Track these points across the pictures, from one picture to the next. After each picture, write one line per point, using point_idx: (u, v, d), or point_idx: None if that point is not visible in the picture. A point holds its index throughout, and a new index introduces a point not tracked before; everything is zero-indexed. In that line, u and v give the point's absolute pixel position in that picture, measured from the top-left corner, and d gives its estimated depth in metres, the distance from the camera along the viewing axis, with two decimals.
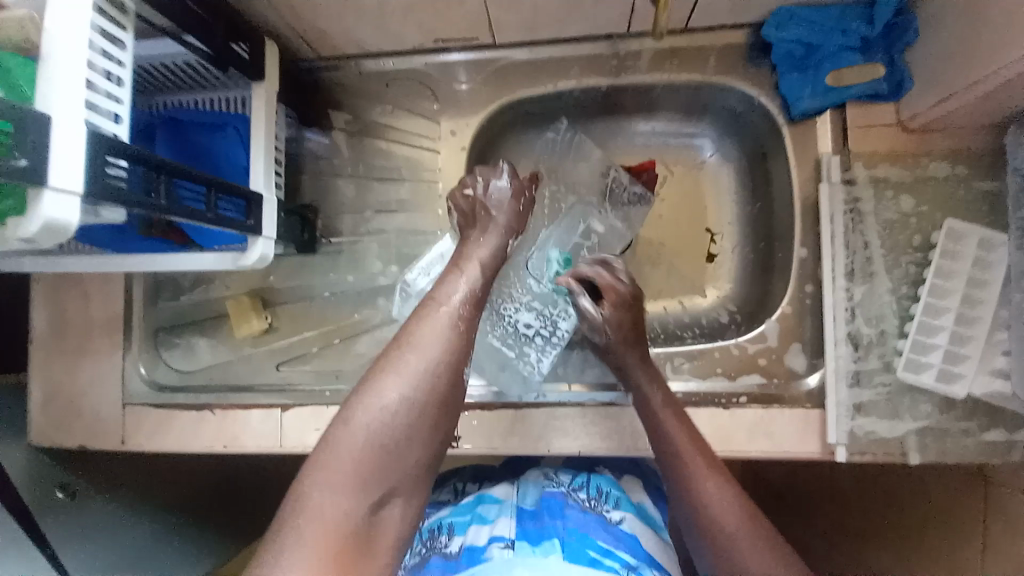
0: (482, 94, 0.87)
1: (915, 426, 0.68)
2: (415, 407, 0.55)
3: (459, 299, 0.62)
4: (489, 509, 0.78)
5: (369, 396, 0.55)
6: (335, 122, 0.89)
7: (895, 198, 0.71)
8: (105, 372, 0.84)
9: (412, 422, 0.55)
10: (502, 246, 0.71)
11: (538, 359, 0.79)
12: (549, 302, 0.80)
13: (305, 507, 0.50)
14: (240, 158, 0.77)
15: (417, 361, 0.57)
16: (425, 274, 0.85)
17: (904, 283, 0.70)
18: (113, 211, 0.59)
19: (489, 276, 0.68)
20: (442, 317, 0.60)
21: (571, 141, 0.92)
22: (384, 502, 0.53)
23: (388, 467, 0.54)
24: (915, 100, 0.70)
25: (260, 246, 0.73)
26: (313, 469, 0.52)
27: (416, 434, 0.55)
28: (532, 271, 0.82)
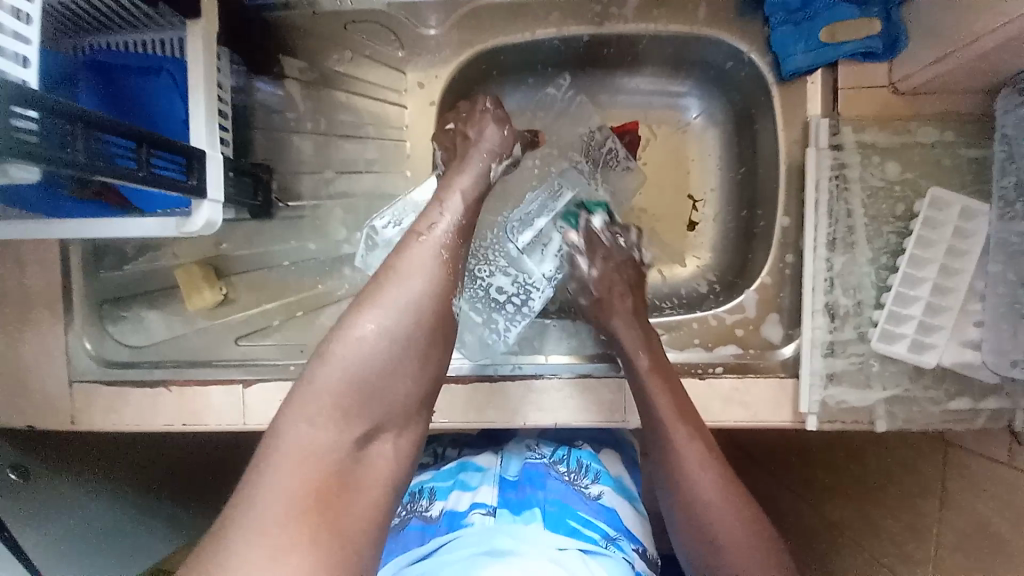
0: (452, 40, 0.79)
1: (884, 396, 0.69)
2: (398, 339, 0.50)
3: (441, 229, 0.57)
4: (471, 477, 0.77)
5: (347, 331, 0.50)
6: (287, 70, 0.80)
7: (881, 164, 0.69)
8: (48, 346, 0.78)
9: (395, 355, 0.50)
10: (485, 170, 0.66)
11: (506, 328, 0.75)
12: (524, 270, 0.76)
13: (282, 445, 0.46)
14: (177, 110, 0.68)
15: (400, 293, 0.52)
16: (396, 223, 0.76)
17: (884, 253, 0.69)
18: (22, 168, 0.52)
19: (474, 206, 0.62)
20: (425, 247, 0.55)
21: (574, 100, 0.86)
22: (370, 438, 0.49)
23: (372, 402, 0.49)
24: (908, 59, 0.67)
25: (206, 211, 0.65)
26: (289, 405, 0.48)
27: (402, 366, 0.51)
28: (510, 234, 0.77)
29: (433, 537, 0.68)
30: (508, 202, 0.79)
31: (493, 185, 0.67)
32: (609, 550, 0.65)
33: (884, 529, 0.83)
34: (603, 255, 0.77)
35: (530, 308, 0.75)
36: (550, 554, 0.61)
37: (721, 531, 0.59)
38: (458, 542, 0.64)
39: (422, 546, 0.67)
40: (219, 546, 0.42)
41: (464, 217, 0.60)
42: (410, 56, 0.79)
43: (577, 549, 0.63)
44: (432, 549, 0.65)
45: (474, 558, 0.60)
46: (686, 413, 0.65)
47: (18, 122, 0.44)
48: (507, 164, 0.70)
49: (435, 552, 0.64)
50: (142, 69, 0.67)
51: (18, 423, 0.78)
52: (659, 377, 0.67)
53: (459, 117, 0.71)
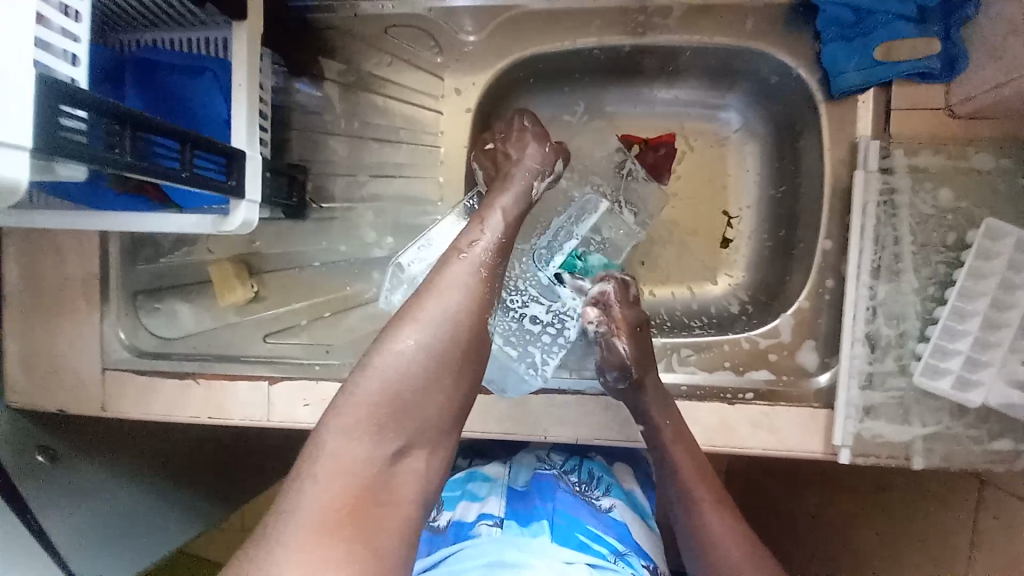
0: (491, 49, 0.78)
1: (923, 432, 0.66)
2: (436, 353, 0.50)
3: (482, 246, 0.58)
4: (480, 487, 0.77)
5: (385, 344, 0.50)
6: (326, 71, 0.79)
7: (933, 190, 0.66)
8: (84, 332, 0.80)
9: (432, 371, 0.50)
10: (527, 189, 0.67)
11: (544, 361, 0.73)
12: (557, 298, 0.75)
13: (320, 456, 0.47)
14: (220, 110, 0.68)
15: (436, 311, 0.52)
16: (421, 259, 0.75)
17: (931, 283, 0.66)
18: (69, 168, 0.52)
19: (513, 224, 0.63)
20: (463, 265, 0.55)
21: (588, 123, 0.86)
22: (403, 454, 0.49)
23: (407, 417, 0.49)
24: (968, 82, 0.64)
25: (243, 211, 0.66)
26: (328, 415, 0.49)
27: (439, 381, 0.50)
28: (539, 263, 0.75)
29: (440, 548, 0.68)
30: (537, 227, 0.79)
31: (535, 202, 0.68)
32: (616, 565, 0.65)
33: (902, 558, 0.80)
34: (626, 326, 0.71)
35: (565, 338, 0.74)
36: (557, 567, 0.61)
37: None
38: (464, 552, 0.65)
39: (429, 556, 0.67)
40: (260, 553, 0.43)
41: (502, 234, 0.60)
42: (449, 60, 0.78)
43: (585, 562, 0.62)
44: (440, 558, 0.66)
45: (484, 567, 0.60)
46: (729, 515, 0.63)
47: (67, 121, 0.45)
48: (549, 179, 0.71)
49: (442, 562, 0.65)
50: (188, 71, 0.67)
51: (50, 407, 0.80)
52: (680, 444, 0.67)
53: (497, 137, 0.73)
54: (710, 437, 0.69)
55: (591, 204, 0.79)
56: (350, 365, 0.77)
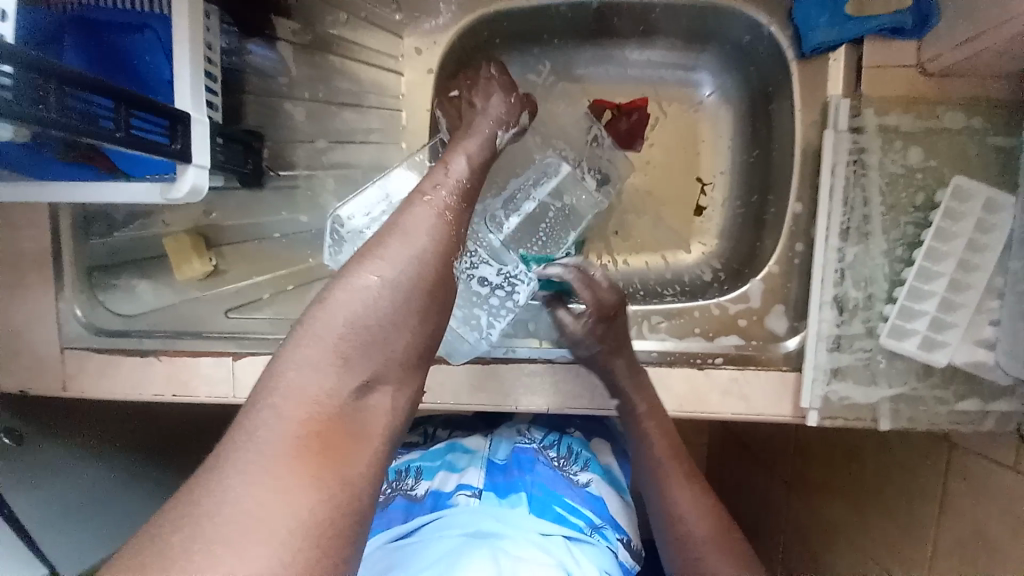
0: (456, 7, 0.74)
1: (890, 394, 0.66)
2: (402, 287, 0.48)
3: (445, 190, 0.56)
4: (460, 458, 0.76)
5: (348, 278, 0.48)
6: (280, 31, 0.75)
7: (903, 149, 0.65)
8: (38, 309, 0.77)
9: (399, 306, 0.48)
10: (491, 137, 0.65)
11: (489, 324, 0.69)
12: (507, 261, 0.69)
13: (280, 388, 0.44)
14: (162, 69, 0.64)
15: (404, 246, 0.50)
16: (366, 213, 0.71)
17: (899, 245, 0.65)
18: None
19: (479, 169, 0.62)
20: (429, 203, 0.54)
21: (555, 85, 0.83)
22: (369, 388, 0.46)
23: (372, 352, 0.47)
24: (939, 37, 0.62)
25: (192, 176, 0.62)
26: (288, 349, 0.45)
27: (406, 316, 0.48)
28: (492, 225, 0.71)
29: (417, 516, 0.68)
30: (494, 189, 0.77)
31: (498, 152, 0.66)
32: (592, 538, 0.65)
33: (872, 526, 0.81)
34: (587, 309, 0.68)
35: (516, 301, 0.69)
36: (535, 540, 0.62)
37: None
38: (441, 522, 0.65)
39: (405, 523, 0.67)
40: (211, 486, 0.39)
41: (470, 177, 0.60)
42: (409, 20, 0.75)
43: (561, 536, 0.63)
44: (416, 526, 0.65)
45: (462, 538, 0.61)
46: (699, 492, 0.65)
47: None
48: (515, 131, 0.70)
49: (419, 529, 0.65)
50: (129, 27, 0.63)
51: (7, 387, 0.78)
52: (655, 419, 0.68)
53: (464, 84, 0.72)
54: (680, 403, 0.69)
55: (552, 168, 0.77)
56: None
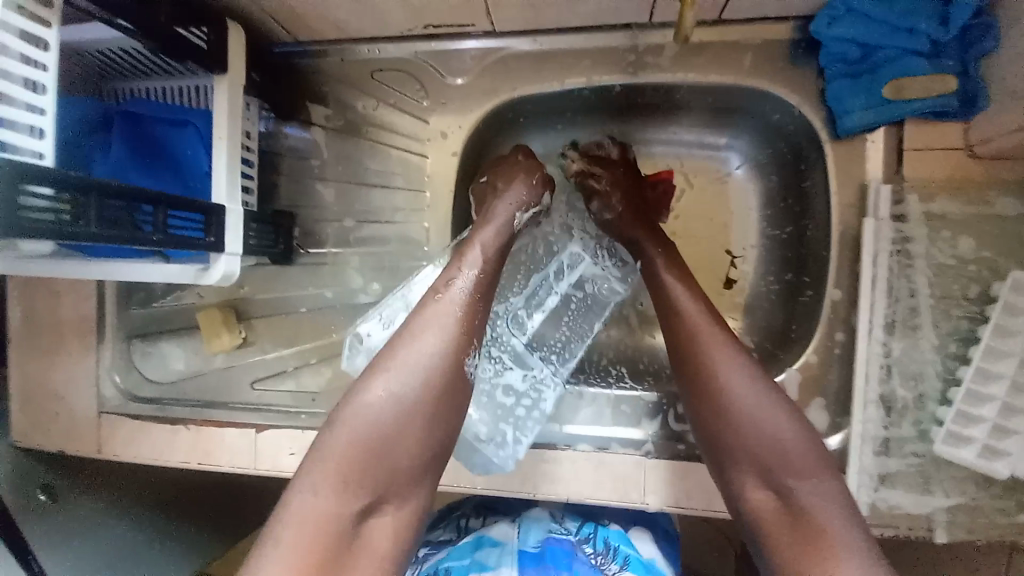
0: (479, 90, 0.75)
1: (947, 504, 0.60)
2: (403, 403, 0.53)
3: (459, 287, 0.59)
4: (489, 555, 0.69)
5: (355, 397, 0.53)
6: (314, 116, 0.78)
7: (952, 238, 0.61)
8: (79, 376, 0.81)
9: (402, 421, 0.52)
10: (509, 220, 0.66)
11: (515, 440, 0.67)
12: (532, 367, 0.71)
13: (289, 513, 0.49)
14: (199, 159, 0.67)
15: (409, 359, 0.54)
16: (383, 326, 0.70)
17: (952, 340, 0.60)
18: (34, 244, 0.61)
19: (494, 258, 0.63)
20: (441, 308, 0.57)
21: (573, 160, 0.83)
22: (371, 506, 0.51)
23: (373, 470, 0.51)
24: (990, 122, 0.58)
25: (222, 264, 0.65)
26: (300, 471, 0.51)
27: (407, 434, 0.53)
28: (515, 328, 0.72)
29: None
30: (515, 283, 0.75)
31: (518, 233, 0.67)
32: None
33: None
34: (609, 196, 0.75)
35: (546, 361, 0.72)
36: None
37: (773, 450, 0.53)
38: None
39: None
40: None
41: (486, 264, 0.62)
42: (435, 104, 0.76)
43: None
44: None
45: None
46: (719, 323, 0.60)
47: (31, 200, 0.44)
48: (536, 211, 0.71)
49: None
50: (171, 122, 0.66)
51: (48, 449, 0.81)
52: (674, 271, 0.66)
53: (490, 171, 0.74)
54: (706, 501, 0.66)
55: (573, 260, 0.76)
56: None
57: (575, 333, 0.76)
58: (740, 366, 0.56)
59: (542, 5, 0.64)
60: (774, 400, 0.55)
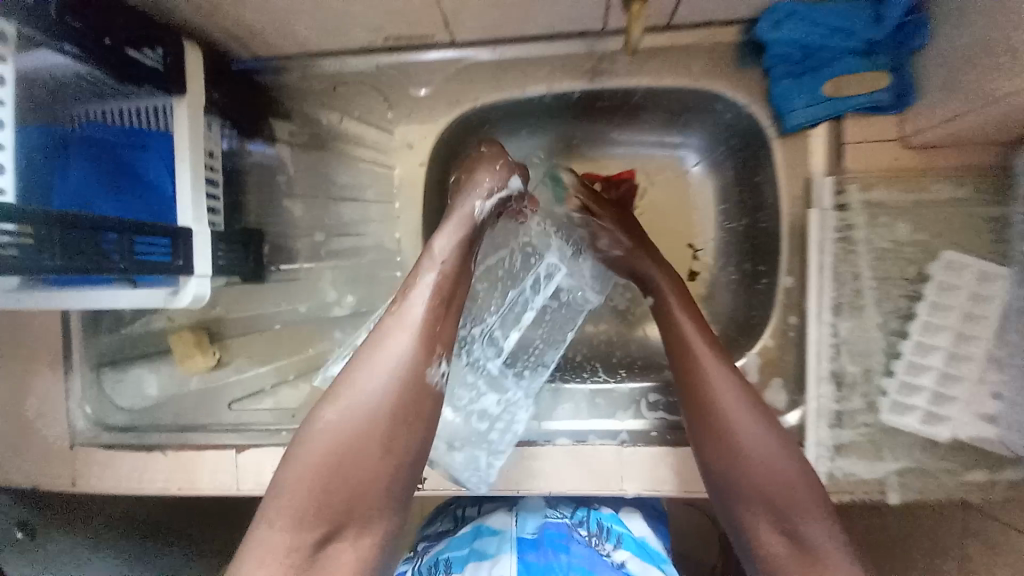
0: (442, 99, 0.76)
1: (896, 467, 0.66)
2: (357, 430, 0.55)
3: (416, 306, 0.60)
4: (488, 543, 0.75)
5: (313, 427, 0.56)
6: (278, 132, 0.78)
7: (890, 224, 0.65)
8: (49, 407, 0.79)
9: (357, 449, 0.55)
10: (468, 210, 0.65)
11: (489, 464, 0.70)
12: (505, 388, 0.74)
13: (255, 543, 0.53)
14: (165, 183, 0.65)
15: (363, 387, 0.56)
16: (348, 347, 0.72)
17: (893, 318, 0.65)
18: None
19: (454, 270, 0.62)
20: (393, 333, 0.58)
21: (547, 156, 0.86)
22: (332, 534, 0.54)
23: (334, 501, 0.54)
24: (920, 114, 0.63)
25: (194, 286, 0.65)
26: (265, 503, 0.55)
27: (362, 461, 0.55)
28: (489, 348, 0.74)
29: None
30: (493, 297, 0.76)
31: (480, 222, 0.65)
32: None
33: None
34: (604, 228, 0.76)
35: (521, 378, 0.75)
36: None
37: (782, 495, 0.58)
38: None
39: None
40: None
41: (447, 263, 0.62)
42: (400, 115, 0.77)
43: None
44: None
45: None
46: (728, 371, 0.63)
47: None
48: (506, 197, 0.69)
49: None
50: (132, 145, 0.64)
51: (21, 483, 0.80)
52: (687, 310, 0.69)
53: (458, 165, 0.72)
54: (682, 484, 0.70)
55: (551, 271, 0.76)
56: None
57: (548, 343, 0.78)
58: (752, 418, 0.61)
59: (498, 15, 0.65)
60: (784, 449, 0.60)
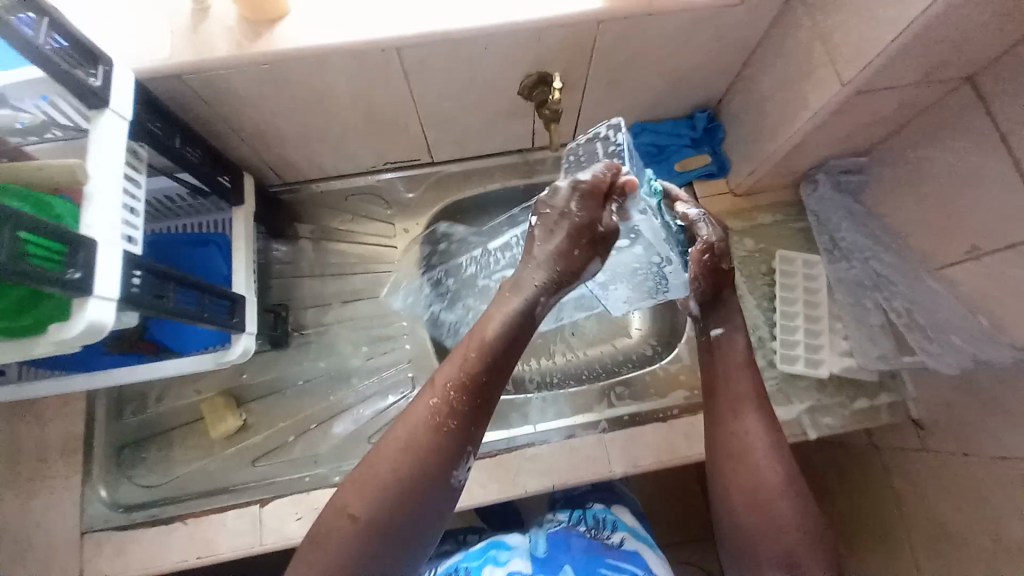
0: (425, 199, 1.05)
1: (805, 408, 0.86)
2: (374, 519, 0.59)
3: (443, 396, 0.64)
4: (502, 551, 0.82)
5: (338, 513, 0.60)
6: (301, 233, 1.02)
7: (741, 240, 0.98)
8: (61, 499, 0.82)
9: (375, 536, 0.58)
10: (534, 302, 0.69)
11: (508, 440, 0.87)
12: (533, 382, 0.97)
13: None
14: (219, 268, 0.85)
15: (383, 479, 0.60)
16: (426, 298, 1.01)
17: (764, 299, 0.94)
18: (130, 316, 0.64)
19: (498, 360, 0.66)
20: (418, 422, 0.63)
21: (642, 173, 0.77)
22: None
23: None
24: (736, 173, 1.00)
25: (243, 341, 0.81)
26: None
27: (378, 550, 0.58)
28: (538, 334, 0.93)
29: None
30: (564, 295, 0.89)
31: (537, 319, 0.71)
32: None
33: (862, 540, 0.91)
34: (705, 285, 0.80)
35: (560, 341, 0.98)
36: None
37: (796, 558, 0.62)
38: None
39: None
40: None
41: (475, 361, 0.65)
42: (396, 211, 1.05)
43: None
44: None
45: None
46: (773, 439, 0.68)
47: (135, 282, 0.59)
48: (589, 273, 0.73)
49: None
50: (195, 244, 0.84)
51: None
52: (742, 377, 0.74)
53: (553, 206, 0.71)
54: (656, 455, 0.85)
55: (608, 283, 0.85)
56: (339, 470, 0.85)
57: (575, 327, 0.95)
58: (781, 486, 0.65)
59: (462, 141, 0.99)
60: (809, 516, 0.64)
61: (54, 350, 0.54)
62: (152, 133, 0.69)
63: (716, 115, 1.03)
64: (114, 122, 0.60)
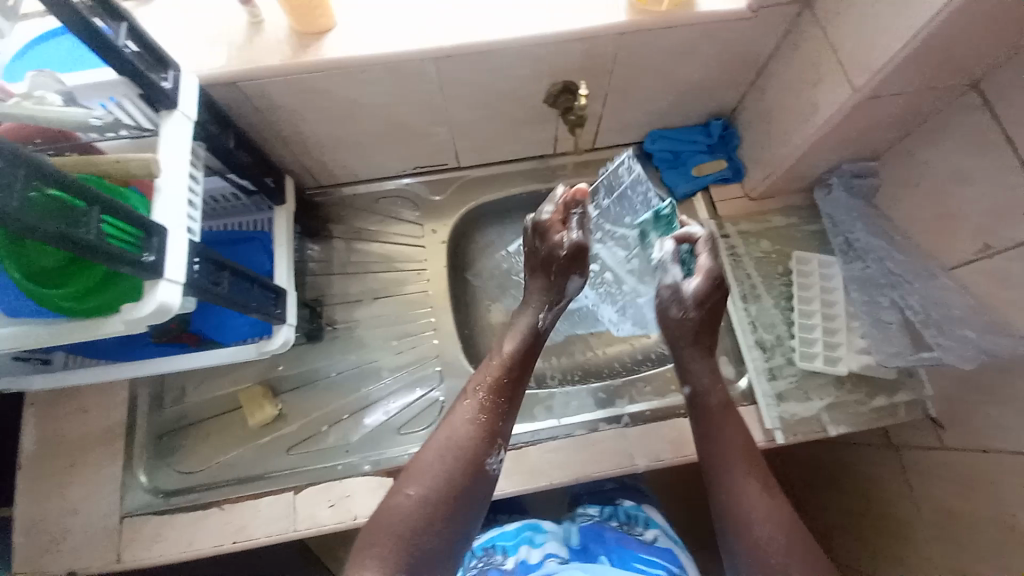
0: (451, 202, 1.10)
1: (823, 404, 0.88)
2: (429, 499, 0.62)
3: (484, 391, 0.70)
4: (538, 534, 0.82)
5: (393, 499, 0.63)
6: (332, 233, 1.07)
7: (757, 242, 1.01)
8: (102, 484, 0.85)
9: (431, 515, 0.61)
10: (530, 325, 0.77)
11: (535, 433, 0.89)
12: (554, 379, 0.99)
13: None
14: (262, 263, 0.90)
15: (433, 466, 0.64)
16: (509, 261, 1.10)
17: (781, 298, 0.97)
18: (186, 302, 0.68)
19: (523, 361, 0.74)
20: (461, 414, 0.69)
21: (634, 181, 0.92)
22: None
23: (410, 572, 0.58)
24: (751, 178, 1.03)
25: (284, 332, 0.84)
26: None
27: (435, 530, 0.60)
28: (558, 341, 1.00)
29: None
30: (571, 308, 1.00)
31: (542, 333, 0.77)
32: None
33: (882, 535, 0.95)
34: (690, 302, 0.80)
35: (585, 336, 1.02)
36: None
37: None
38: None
39: None
40: None
41: (511, 364, 0.73)
42: (423, 213, 1.09)
43: None
44: None
45: None
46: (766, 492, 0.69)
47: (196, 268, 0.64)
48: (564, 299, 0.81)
49: None
50: (242, 239, 0.89)
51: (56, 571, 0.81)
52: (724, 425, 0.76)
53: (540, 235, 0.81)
54: (677, 449, 0.87)
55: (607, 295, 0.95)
56: (369, 459, 0.89)
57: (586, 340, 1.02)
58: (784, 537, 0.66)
59: (487, 147, 1.04)
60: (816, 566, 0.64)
61: (125, 328, 0.59)
62: (210, 134, 0.74)
63: (730, 122, 1.07)
64: (180, 122, 0.65)
